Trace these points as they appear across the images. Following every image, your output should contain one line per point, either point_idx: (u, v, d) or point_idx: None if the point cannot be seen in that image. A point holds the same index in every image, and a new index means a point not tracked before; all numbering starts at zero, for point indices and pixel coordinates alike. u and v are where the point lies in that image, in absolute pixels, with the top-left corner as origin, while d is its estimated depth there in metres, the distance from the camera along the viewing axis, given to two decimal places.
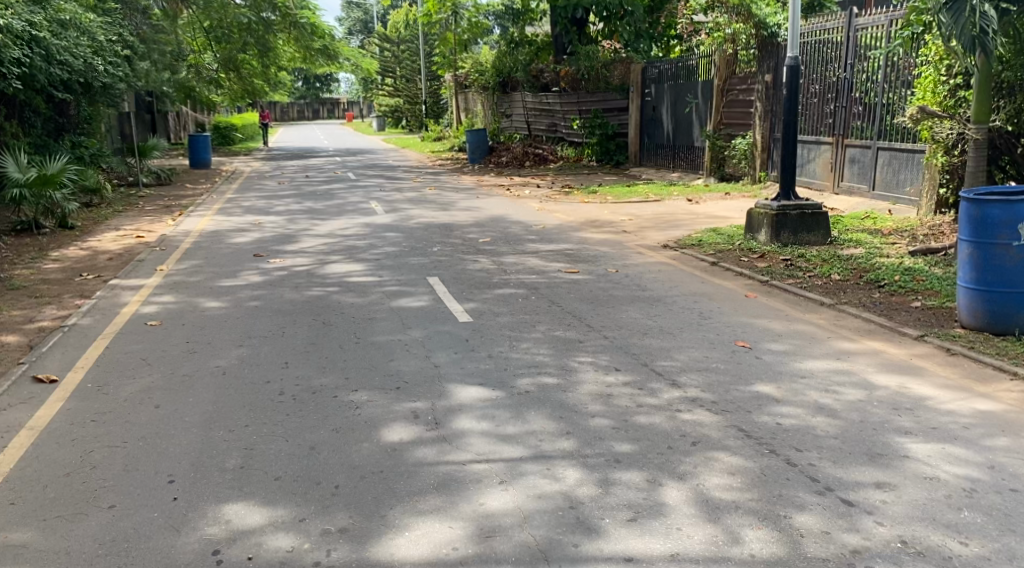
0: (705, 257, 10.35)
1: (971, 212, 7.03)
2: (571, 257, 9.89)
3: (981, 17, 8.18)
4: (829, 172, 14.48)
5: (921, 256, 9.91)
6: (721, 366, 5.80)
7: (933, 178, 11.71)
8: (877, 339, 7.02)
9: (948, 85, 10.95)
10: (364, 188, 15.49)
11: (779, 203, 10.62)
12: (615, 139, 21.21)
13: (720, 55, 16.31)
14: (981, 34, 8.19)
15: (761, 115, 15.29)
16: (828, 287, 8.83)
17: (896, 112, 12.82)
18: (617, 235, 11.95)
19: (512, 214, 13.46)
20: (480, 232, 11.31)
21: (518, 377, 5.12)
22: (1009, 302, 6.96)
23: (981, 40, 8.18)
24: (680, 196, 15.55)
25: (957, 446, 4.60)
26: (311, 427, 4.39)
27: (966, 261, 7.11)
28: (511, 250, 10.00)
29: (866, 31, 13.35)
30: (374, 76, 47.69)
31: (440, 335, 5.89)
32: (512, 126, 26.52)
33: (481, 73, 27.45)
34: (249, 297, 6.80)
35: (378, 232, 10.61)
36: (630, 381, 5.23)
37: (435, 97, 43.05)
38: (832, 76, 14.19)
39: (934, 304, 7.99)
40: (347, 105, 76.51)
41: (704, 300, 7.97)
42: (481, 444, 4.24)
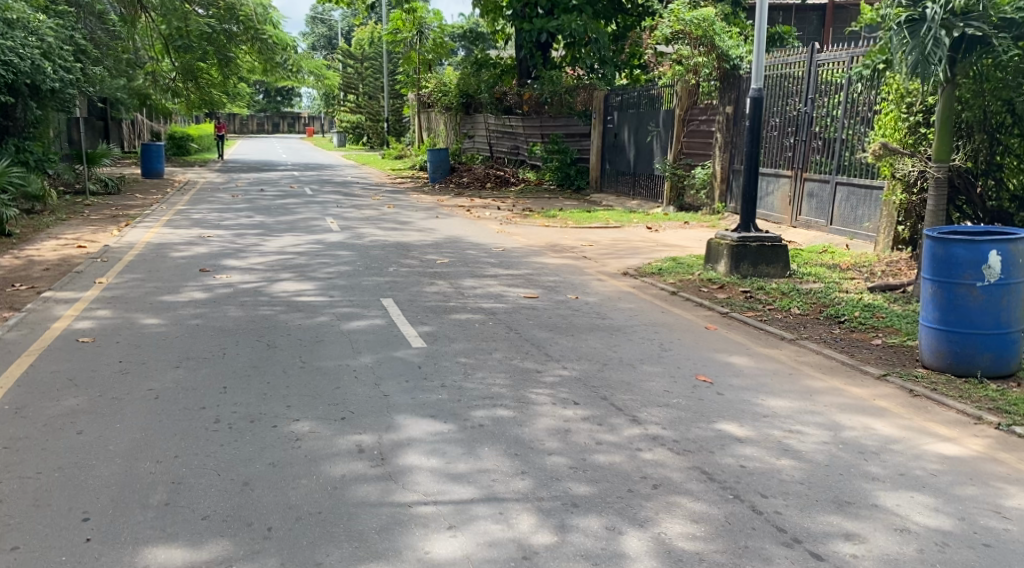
0: (664, 286, 10.21)
1: (934, 251, 6.96)
2: (529, 282, 9.68)
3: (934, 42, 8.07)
4: (787, 206, 14.48)
5: (880, 293, 9.85)
6: (682, 402, 5.59)
7: (892, 216, 11.75)
8: (839, 376, 6.88)
9: (909, 122, 10.90)
10: (320, 204, 15.18)
11: (739, 234, 10.52)
12: (576, 165, 21.18)
13: (682, 85, 16.26)
14: (931, 61, 8.15)
15: (721, 146, 15.30)
16: (788, 321, 8.70)
17: (854, 148, 12.85)
18: (576, 261, 11.77)
19: (471, 235, 13.24)
20: (437, 254, 11.06)
21: (472, 409, 4.87)
22: (971, 344, 6.85)
23: (930, 67, 8.15)
24: (641, 223, 15.44)
25: (926, 494, 4.45)
26: (246, 460, 4.09)
27: (930, 301, 7.01)
28: (468, 273, 9.76)
29: (826, 67, 13.40)
30: (337, 92, 47.40)
31: (390, 361, 5.62)
32: (475, 147, 26.44)
33: (444, 94, 27.28)
34: (190, 314, 6.48)
35: (331, 250, 10.32)
36: (589, 416, 5.00)
37: (397, 115, 42.85)
38: (793, 109, 14.21)
39: (895, 342, 7.88)
40: (309, 120, 75.94)
41: (664, 332, 7.79)
42: (429, 483, 3.97)
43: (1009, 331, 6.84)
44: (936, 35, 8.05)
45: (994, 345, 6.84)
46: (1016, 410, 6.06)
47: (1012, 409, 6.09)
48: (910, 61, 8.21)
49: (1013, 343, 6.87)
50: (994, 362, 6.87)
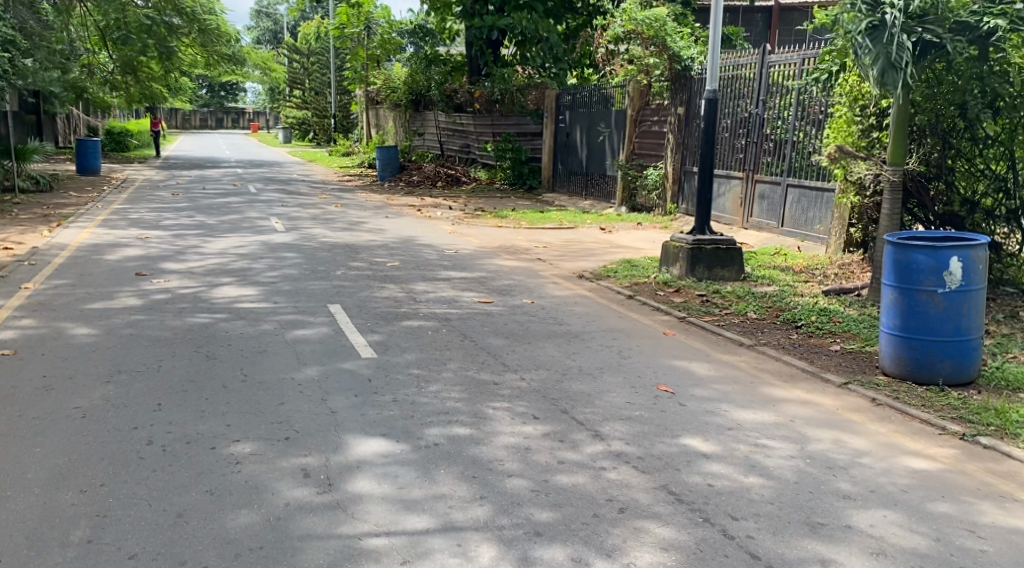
0: (620, 289, 10.02)
1: (895, 257, 6.85)
2: (482, 286, 9.43)
3: (897, 48, 8.02)
4: (738, 208, 14.41)
5: (835, 296, 9.77)
6: (644, 414, 5.39)
7: (844, 218, 11.71)
8: (800, 385, 6.74)
9: (862, 125, 10.83)
10: (264, 203, 14.75)
11: (694, 237, 10.38)
12: (528, 164, 20.96)
13: (634, 85, 16.09)
14: (894, 65, 8.08)
15: (673, 147, 15.18)
16: (745, 326, 8.55)
17: (805, 151, 12.81)
18: (529, 263, 11.54)
19: (422, 236, 12.94)
20: (386, 256, 10.76)
21: (426, 427, 4.61)
22: (933, 351, 6.74)
23: (893, 71, 8.08)
24: (594, 224, 15.27)
25: (899, 511, 4.29)
26: (180, 488, 3.77)
27: (891, 307, 6.90)
28: (419, 277, 9.47)
29: (776, 69, 13.34)
30: (282, 87, 46.63)
31: (338, 375, 5.33)
32: (424, 144, 26.12)
33: (392, 90, 26.96)
34: (123, 323, 6.11)
35: (276, 252, 9.95)
36: (549, 432, 4.78)
37: (344, 111, 42.28)
38: (744, 111, 14.14)
39: (853, 348, 7.77)
40: (255, 115, 74.71)
41: (622, 338, 7.59)
42: (380, 512, 3.69)
43: (969, 338, 6.74)
44: (899, 40, 8.00)
45: (955, 353, 6.74)
46: (978, 419, 5.97)
47: (975, 418, 5.99)
48: (873, 66, 8.10)
49: (973, 350, 6.78)
50: (955, 369, 6.77)
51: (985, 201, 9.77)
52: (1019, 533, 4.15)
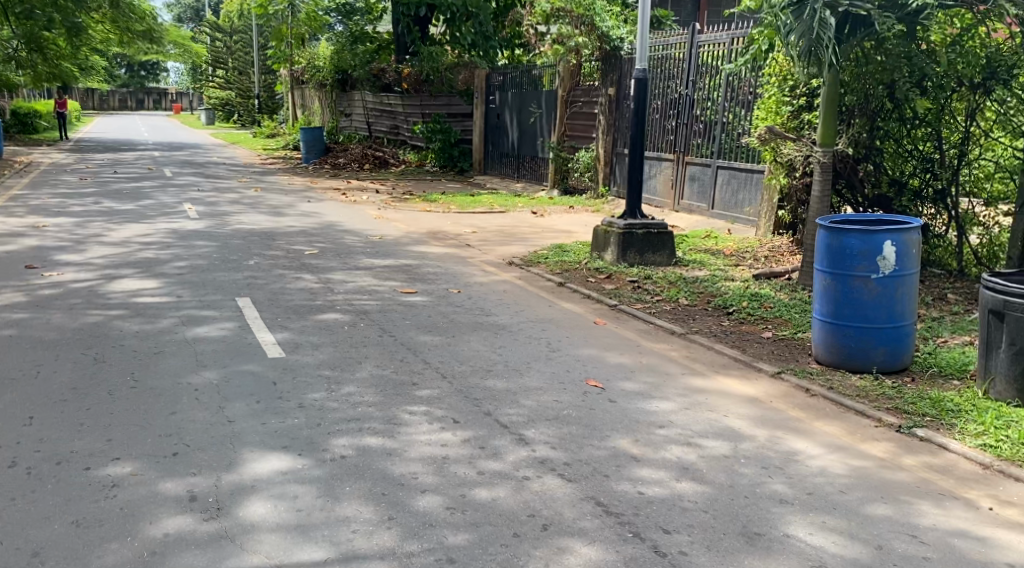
0: (550, 276, 9.71)
1: (828, 242, 6.62)
2: (405, 274, 9.05)
3: (821, 24, 7.80)
4: (669, 190, 14.22)
5: (765, 280, 9.60)
6: (572, 413, 5.11)
7: (773, 200, 11.57)
8: (731, 375, 6.52)
9: (791, 106, 10.65)
10: (178, 188, 14.12)
11: (625, 221, 10.11)
12: (459, 146, 20.53)
13: (564, 65, 15.74)
14: (819, 43, 7.91)
15: (604, 129, 14.92)
16: (676, 313, 8.31)
17: (735, 132, 12.65)
18: (456, 249, 11.18)
19: (347, 221, 12.48)
20: (306, 243, 10.29)
21: (333, 437, 4.35)
22: (867, 339, 6.53)
23: (817, 49, 7.92)
24: (526, 208, 14.94)
25: (838, 516, 4.04)
26: (42, 519, 3.47)
27: (823, 294, 6.69)
28: (339, 266, 9.05)
29: (706, 49, 13.13)
30: (204, 67, 45.25)
31: (239, 378, 5.09)
32: (352, 125, 25.52)
33: (318, 70, 26.32)
34: (4, 325, 5.63)
35: (186, 241, 9.45)
36: (471, 439, 4.50)
37: (269, 91, 41.19)
38: (674, 92, 13.92)
39: (785, 334, 7.56)
40: (177, 96, 72.58)
41: (552, 330, 7.29)
42: (273, 543, 3.40)
43: (903, 325, 6.55)
44: (822, 16, 7.78)
45: (889, 340, 6.54)
46: (913, 409, 5.78)
47: (910, 408, 5.80)
48: (798, 45, 7.93)
49: (906, 336, 6.58)
50: (889, 357, 6.57)
51: (912, 181, 9.86)
52: (963, 537, 3.94)
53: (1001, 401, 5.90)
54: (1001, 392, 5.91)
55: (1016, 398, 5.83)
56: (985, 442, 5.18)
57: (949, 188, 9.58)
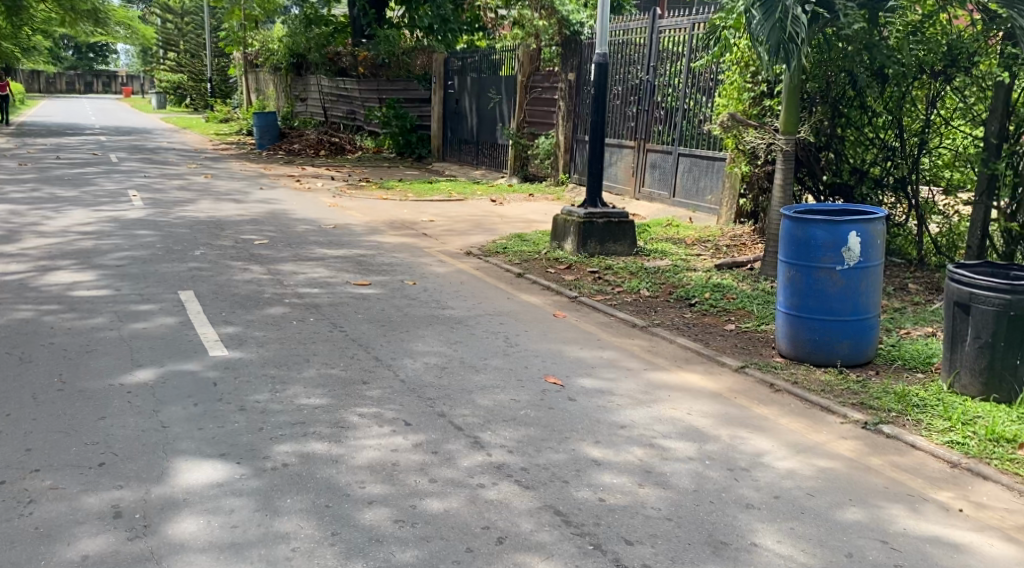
0: (509, 266, 9.50)
1: (792, 232, 6.46)
2: (359, 266, 8.79)
3: (794, 23, 7.71)
4: (629, 177, 14.06)
5: (728, 270, 9.46)
6: (530, 413, 4.93)
7: (734, 188, 11.44)
8: (692, 368, 6.37)
9: (753, 92, 10.54)
10: (125, 174, 13.73)
11: (586, 210, 9.90)
12: (417, 132, 20.22)
13: (523, 49, 15.52)
14: (789, 39, 7.76)
15: (564, 115, 14.69)
16: (638, 305, 8.13)
17: (696, 119, 12.49)
18: (413, 238, 10.93)
19: (300, 209, 12.18)
20: (255, 232, 9.99)
21: (276, 443, 4.19)
22: (831, 332, 6.37)
23: (788, 45, 7.78)
24: (485, 196, 14.70)
25: (806, 520, 3.90)
26: None
27: (787, 285, 6.53)
28: (291, 258, 8.78)
29: (667, 34, 12.95)
30: (155, 49, 44.26)
31: (176, 379, 4.95)
32: (308, 110, 25.09)
33: (273, 53, 25.89)
34: None
35: (130, 233, 9.13)
36: (423, 443, 4.33)
37: (222, 74, 40.40)
38: (635, 78, 13.73)
39: (748, 327, 7.40)
40: (129, 79, 71.24)
41: (510, 324, 7.09)
42: (204, 563, 3.24)
43: (867, 317, 6.40)
44: (795, 14, 7.67)
45: (854, 332, 6.38)
46: (879, 404, 5.64)
47: (875, 403, 5.66)
48: (767, 41, 7.74)
49: (871, 329, 6.43)
50: (853, 350, 6.42)
51: (873, 169, 9.81)
52: (936, 543, 3.79)
53: (966, 395, 5.77)
54: (965, 385, 5.78)
55: (981, 392, 5.71)
56: (952, 438, 5.05)
57: (910, 176, 9.49)
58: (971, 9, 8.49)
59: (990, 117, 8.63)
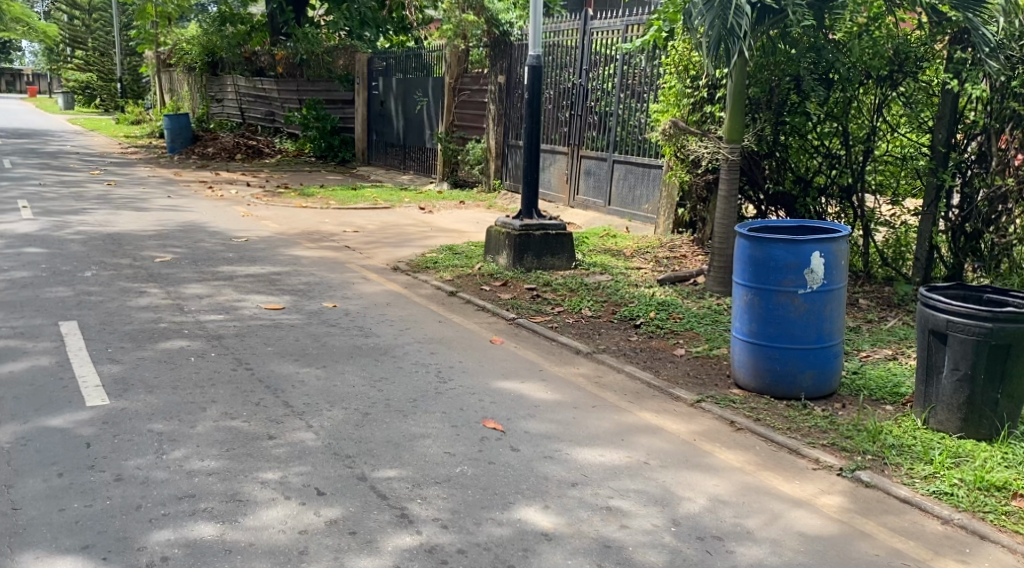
0: (439, 284, 8.81)
1: (750, 252, 5.89)
2: (275, 289, 8.03)
3: (735, 14, 7.37)
4: (563, 185, 13.46)
5: (671, 286, 8.90)
6: (467, 471, 4.27)
7: (673, 197, 10.93)
8: (644, 403, 5.76)
9: (692, 99, 9.84)
10: (15, 181, 12.62)
11: (522, 222, 9.26)
12: (339, 134, 19.42)
13: (451, 50, 14.68)
14: (732, 33, 7.41)
15: (495, 118, 14.08)
16: (579, 327, 7.50)
17: (631, 125, 11.93)
18: (335, 251, 10.16)
19: (210, 219, 11.28)
20: (158, 247, 9.11)
21: (154, 527, 3.54)
22: (793, 362, 5.82)
23: (729, 40, 7.42)
24: (412, 203, 13.95)
25: None
26: None
27: (745, 310, 5.96)
28: (197, 282, 7.97)
29: (600, 35, 12.35)
30: (61, 47, 42.23)
31: (41, 438, 4.24)
32: (223, 111, 24.03)
33: (187, 53, 24.73)
34: None
35: (13, 251, 8.20)
36: (338, 520, 3.70)
37: (133, 75, 38.72)
38: (567, 81, 13.12)
39: (699, 352, 6.81)
40: (33, 77, 68.48)
41: (442, 356, 6.40)
42: None
43: (831, 344, 5.86)
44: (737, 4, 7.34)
45: (817, 362, 5.84)
46: (852, 444, 5.07)
47: (849, 443, 5.09)
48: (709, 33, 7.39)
49: (835, 357, 5.90)
50: (817, 381, 5.88)
51: (817, 178, 9.29)
52: None
53: (943, 432, 5.27)
54: (942, 421, 5.28)
55: (959, 430, 5.22)
56: (939, 487, 4.51)
57: (855, 185, 9.02)
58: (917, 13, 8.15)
59: (938, 124, 8.30)
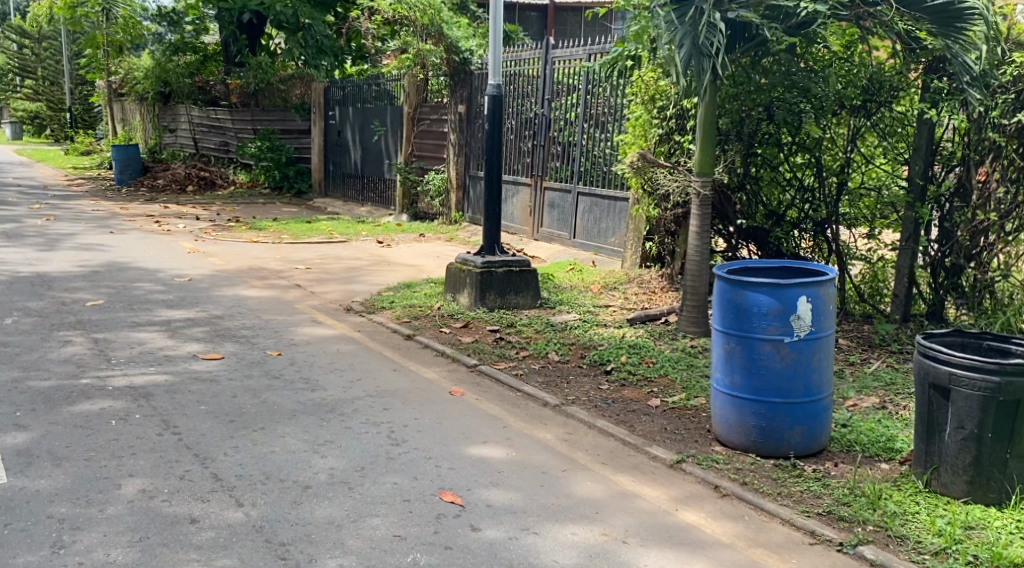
0: (395, 325, 8.27)
1: (730, 297, 5.40)
2: (215, 336, 7.49)
3: (707, 28, 6.91)
4: (526, 217, 12.98)
5: (642, 325, 8.40)
6: (422, 559, 3.99)
7: (640, 230, 10.41)
8: (615, 464, 5.29)
9: (661, 129, 9.38)
10: None
11: (483, 258, 8.73)
12: (294, 165, 18.84)
13: (409, 79, 14.26)
14: (701, 52, 6.93)
15: (455, 149, 13.61)
16: (545, 374, 6.96)
17: (594, 156, 11.51)
18: (283, 289, 9.61)
19: (151, 259, 10.72)
20: (90, 293, 8.58)
21: None
22: (780, 417, 5.33)
23: (701, 58, 6.92)
24: (370, 236, 13.39)
25: None
26: None
27: (725, 360, 5.46)
28: (129, 330, 7.44)
29: (562, 65, 11.94)
30: (11, 76, 41.22)
31: None
32: (176, 141, 23.41)
33: (137, 82, 23.88)
34: None
35: None
36: None
37: (86, 105, 37.87)
38: (529, 112, 12.68)
39: (676, 403, 6.28)
40: None
41: (396, 411, 5.86)
42: None
43: (820, 398, 5.38)
44: (709, 18, 6.90)
45: (806, 418, 5.35)
46: (851, 513, 4.63)
47: (847, 512, 4.65)
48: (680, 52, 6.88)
49: (825, 412, 5.42)
50: (806, 438, 5.38)
51: (789, 212, 8.75)
52: None
53: (947, 496, 4.80)
54: (946, 484, 4.81)
55: (966, 494, 4.75)
56: None
57: (830, 219, 8.47)
58: (890, 42, 7.75)
59: (914, 157, 7.94)
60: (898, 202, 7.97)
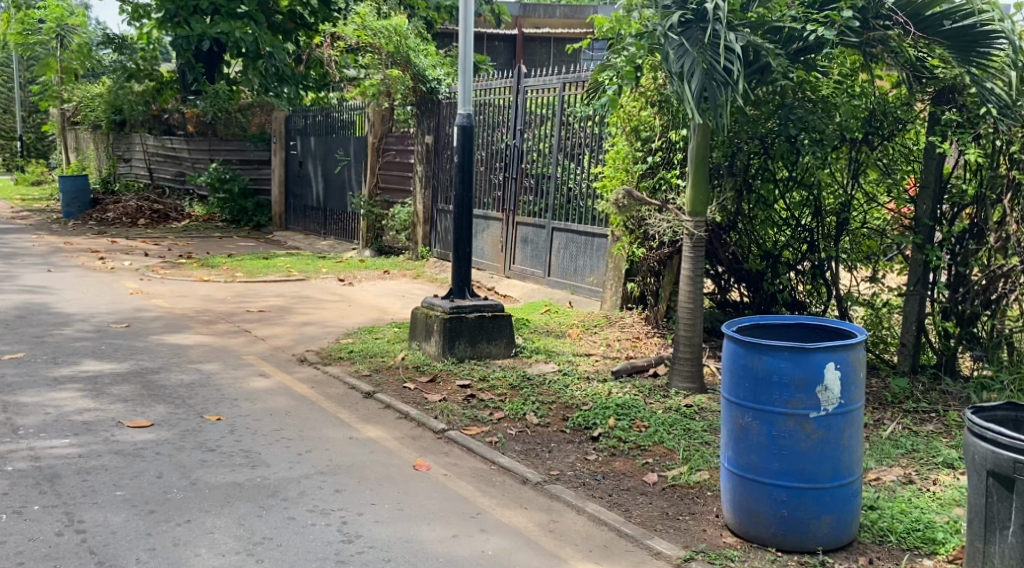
0: (354, 380, 7.38)
1: (744, 363, 4.59)
2: (147, 394, 6.57)
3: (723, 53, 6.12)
4: (498, 253, 12.15)
5: (627, 378, 7.52)
6: None
7: (620, 270, 9.60)
8: (611, 563, 4.48)
9: (645, 163, 8.59)
10: None
11: (452, 303, 7.88)
12: (254, 197, 18.01)
13: (374, 108, 13.48)
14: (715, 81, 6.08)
15: (421, 181, 12.81)
16: (523, 441, 6.09)
17: (569, 191, 10.71)
18: (232, 335, 8.70)
19: (87, 301, 9.76)
20: (9, 344, 7.62)
21: None
22: (804, 505, 4.52)
23: (717, 86, 6.09)
24: (330, 273, 12.49)
25: None
26: None
27: (737, 437, 4.65)
28: (46, 389, 6.52)
29: (535, 94, 11.16)
30: None
31: None
32: (130, 171, 22.38)
33: (90, 110, 22.87)
34: None
35: None
36: None
37: (40, 135, 36.66)
38: (500, 142, 11.91)
39: (675, 477, 5.44)
40: None
41: (351, 494, 4.99)
42: None
43: (849, 482, 4.57)
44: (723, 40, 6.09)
45: (834, 505, 4.54)
46: None
47: None
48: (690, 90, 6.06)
49: (855, 497, 4.61)
50: (834, 529, 4.56)
51: (785, 253, 7.88)
52: None
53: None
54: None
55: None
56: None
57: (829, 259, 7.61)
58: (894, 69, 6.91)
59: (921, 194, 7.06)
60: (904, 243, 7.10)
